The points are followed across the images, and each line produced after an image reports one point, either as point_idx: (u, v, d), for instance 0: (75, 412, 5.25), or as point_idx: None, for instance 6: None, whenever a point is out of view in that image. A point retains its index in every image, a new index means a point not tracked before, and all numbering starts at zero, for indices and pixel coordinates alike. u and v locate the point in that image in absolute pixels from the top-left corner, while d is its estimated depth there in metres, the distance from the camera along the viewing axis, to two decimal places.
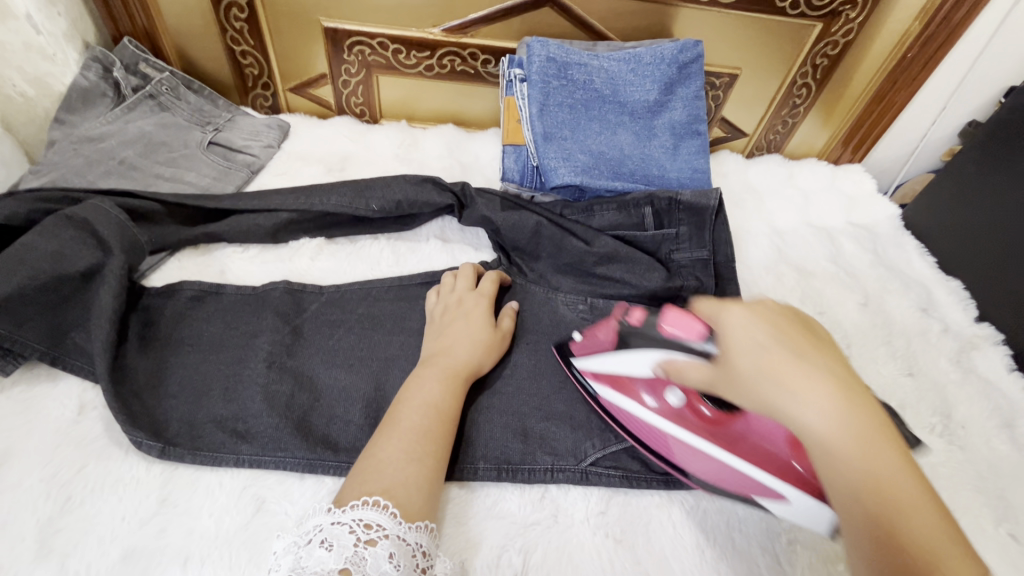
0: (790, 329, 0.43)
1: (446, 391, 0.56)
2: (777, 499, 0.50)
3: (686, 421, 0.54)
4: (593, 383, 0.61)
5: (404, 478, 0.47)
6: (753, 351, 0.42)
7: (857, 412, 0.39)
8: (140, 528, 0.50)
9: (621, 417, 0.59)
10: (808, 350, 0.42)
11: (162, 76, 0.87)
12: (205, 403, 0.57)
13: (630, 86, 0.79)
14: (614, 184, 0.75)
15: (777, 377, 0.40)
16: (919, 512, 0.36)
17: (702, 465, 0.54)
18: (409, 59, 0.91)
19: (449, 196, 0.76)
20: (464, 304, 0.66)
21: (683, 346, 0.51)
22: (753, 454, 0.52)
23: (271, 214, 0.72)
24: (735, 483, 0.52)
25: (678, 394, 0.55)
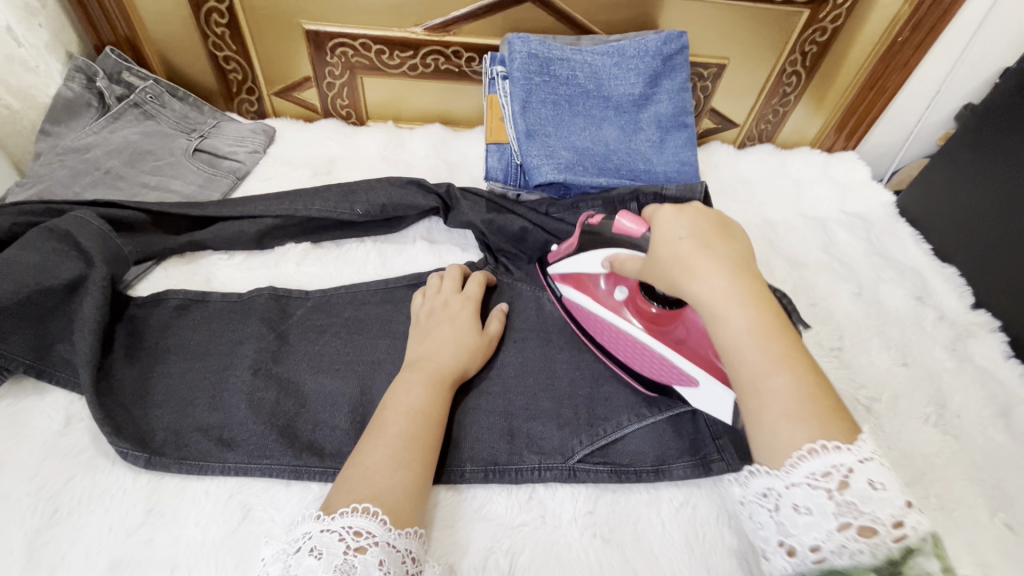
0: (707, 225, 0.49)
1: (431, 396, 0.55)
2: (690, 385, 0.56)
3: (629, 314, 0.61)
4: (561, 286, 0.68)
5: (392, 485, 0.47)
6: (672, 239, 0.48)
7: (751, 293, 0.44)
8: (127, 539, 0.50)
9: (580, 314, 0.67)
10: (715, 236, 0.48)
11: (146, 85, 0.87)
12: (191, 412, 0.58)
13: (614, 80, 0.78)
14: (599, 180, 0.74)
15: (687, 264, 0.46)
16: (788, 373, 0.42)
17: (640, 355, 0.61)
18: (393, 60, 0.90)
19: (433, 198, 0.76)
20: (451, 307, 0.65)
21: (626, 244, 0.56)
22: (683, 350, 0.57)
23: (256, 221, 0.72)
24: (663, 371, 0.59)
25: (624, 290, 0.61)
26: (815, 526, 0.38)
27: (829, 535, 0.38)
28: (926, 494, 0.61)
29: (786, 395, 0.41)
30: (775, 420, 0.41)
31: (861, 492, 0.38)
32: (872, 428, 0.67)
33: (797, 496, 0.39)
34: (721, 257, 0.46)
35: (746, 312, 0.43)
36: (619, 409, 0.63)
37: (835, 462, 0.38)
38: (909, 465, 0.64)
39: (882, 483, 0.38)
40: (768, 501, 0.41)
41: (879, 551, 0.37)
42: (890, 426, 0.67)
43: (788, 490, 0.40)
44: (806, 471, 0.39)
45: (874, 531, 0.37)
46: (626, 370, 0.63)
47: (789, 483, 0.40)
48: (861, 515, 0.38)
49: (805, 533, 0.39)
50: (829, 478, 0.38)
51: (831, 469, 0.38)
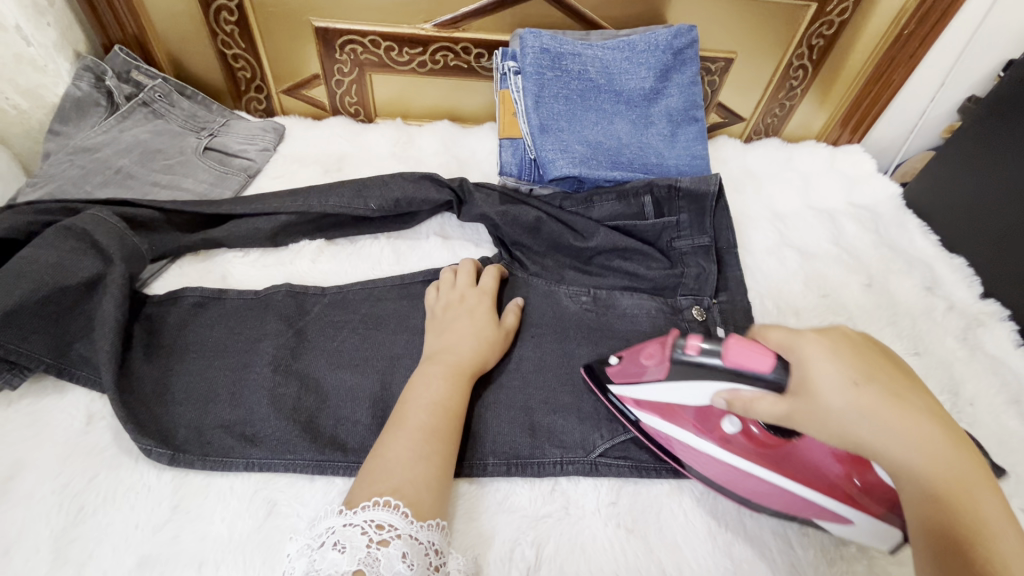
0: (876, 363, 0.43)
1: (449, 386, 0.56)
2: (841, 523, 0.50)
3: (740, 449, 0.52)
4: (634, 410, 0.58)
5: (414, 478, 0.47)
6: (841, 382, 0.41)
7: (947, 448, 0.39)
8: (154, 535, 0.50)
9: (668, 444, 0.57)
10: (899, 383, 0.42)
11: (154, 83, 0.87)
12: (213, 409, 0.58)
13: (625, 74, 0.79)
14: (613, 174, 0.74)
15: (873, 417, 0.40)
16: (1008, 559, 0.35)
17: (758, 490, 0.53)
18: (401, 56, 0.90)
19: (447, 192, 0.76)
20: (466, 301, 0.66)
21: (751, 380, 0.47)
22: (809, 478, 0.50)
23: (270, 218, 0.72)
24: (792, 506, 0.51)
25: (730, 420, 0.53)
26: None
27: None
28: None
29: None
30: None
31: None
32: None
33: None
34: (909, 403, 0.41)
35: (932, 461, 0.39)
36: None
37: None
38: None
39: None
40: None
41: None
42: None
43: None
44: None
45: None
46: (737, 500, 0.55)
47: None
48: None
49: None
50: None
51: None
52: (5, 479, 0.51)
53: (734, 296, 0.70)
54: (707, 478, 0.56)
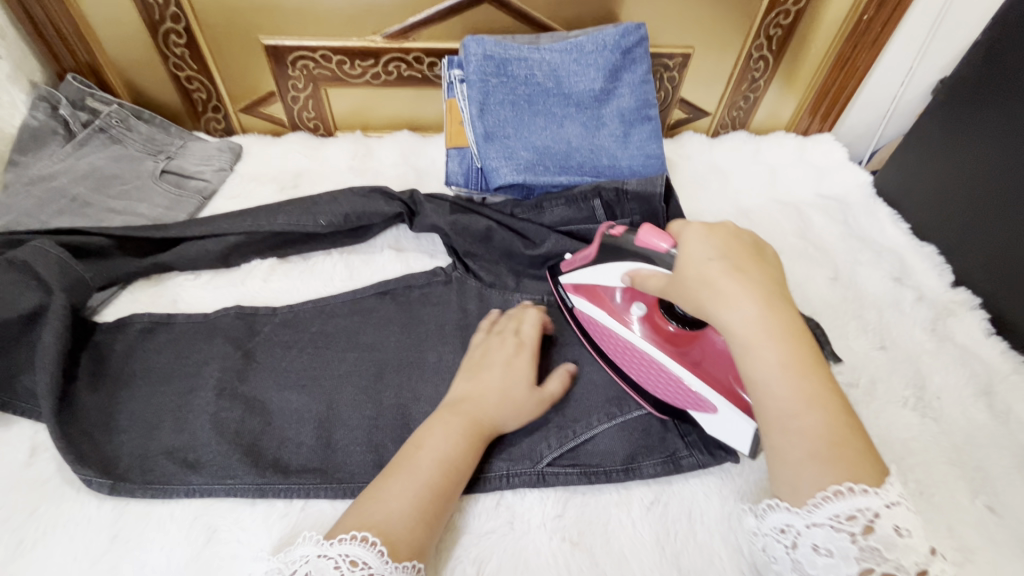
0: (732, 246, 0.50)
1: (467, 447, 0.53)
2: (707, 410, 0.55)
3: (646, 334, 0.59)
4: (572, 297, 0.66)
5: (407, 532, 0.46)
6: (702, 262, 0.49)
7: (782, 325, 0.46)
8: (92, 567, 0.50)
9: (591, 324, 0.65)
10: (747, 260, 0.49)
11: (110, 109, 0.88)
12: (156, 435, 0.58)
13: (573, 76, 0.78)
14: (560, 179, 0.73)
15: (717, 291, 0.48)
16: (821, 412, 0.44)
17: (654, 378, 0.60)
18: (354, 69, 0.90)
19: (397, 204, 0.76)
20: (508, 349, 0.62)
21: (651, 258, 0.55)
22: (699, 372, 0.56)
23: (219, 239, 0.72)
24: (678, 396, 0.58)
25: (643, 307, 0.60)
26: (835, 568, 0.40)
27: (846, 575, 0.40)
28: (904, 479, 0.60)
29: (810, 437, 0.43)
30: (801, 458, 0.43)
31: (885, 538, 0.39)
32: None
33: (817, 536, 0.41)
34: (752, 281, 0.48)
35: (773, 338, 0.45)
36: (588, 410, 0.62)
37: (859, 507, 0.40)
38: (887, 450, 0.63)
39: (907, 530, 0.40)
40: (786, 538, 0.43)
41: None
42: (868, 412, 0.66)
43: (807, 529, 0.42)
44: (829, 514, 0.41)
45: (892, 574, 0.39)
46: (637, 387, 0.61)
47: (809, 523, 0.42)
48: (882, 562, 0.39)
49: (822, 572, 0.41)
50: (852, 522, 0.40)
51: (855, 513, 0.40)
52: None
53: None
54: (627, 377, 0.62)
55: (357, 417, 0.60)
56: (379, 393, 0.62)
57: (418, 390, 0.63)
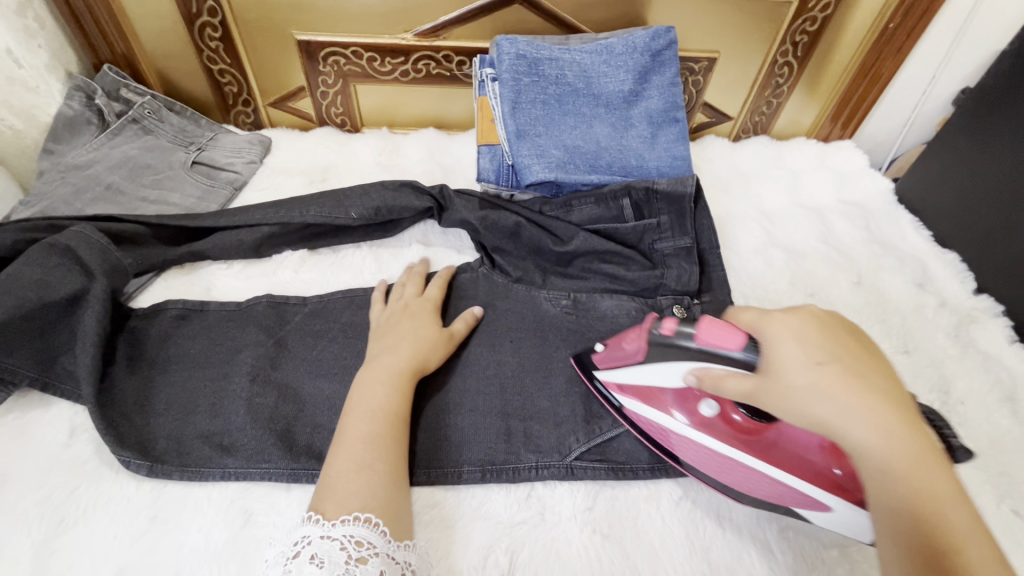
0: (834, 340, 0.42)
1: (392, 389, 0.56)
2: (820, 509, 0.50)
3: (719, 432, 0.54)
4: (618, 396, 0.60)
5: (370, 493, 0.47)
6: (808, 366, 0.41)
7: (914, 439, 0.38)
8: (131, 546, 0.51)
9: (647, 427, 0.59)
10: (860, 361, 0.42)
11: (144, 100, 0.89)
12: (192, 419, 0.59)
13: (604, 78, 0.79)
14: (590, 178, 0.74)
15: (840, 400, 0.40)
16: (981, 541, 0.35)
17: (738, 476, 0.54)
18: (384, 66, 0.91)
19: (427, 199, 0.76)
20: (410, 306, 0.67)
21: (721, 357, 0.48)
22: (794, 466, 0.51)
23: (252, 229, 0.73)
24: (774, 493, 0.52)
25: (709, 404, 0.55)
26: None
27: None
28: None
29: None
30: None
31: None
32: None
33: None
34: (870, 385, 0.40)
35: (909, 454, 0.38)
36: None
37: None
38: None
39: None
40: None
41: None
42: None
43: None
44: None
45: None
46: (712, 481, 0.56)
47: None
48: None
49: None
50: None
51: None
52: None
53: (717, 297, 0.72)
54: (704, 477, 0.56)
55: None
56: None
57: (447, 382, 0.64)
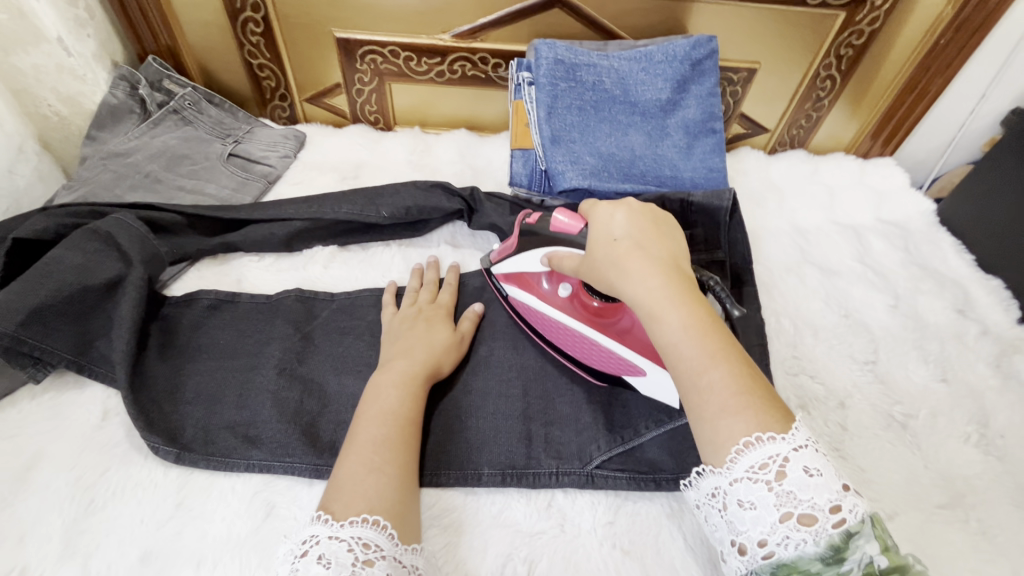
0: (636, 227, 0.52)
1: (403, 394, 0.55)
2: (638, 374, 0.58)
3: (571, 310, 0.63)
4: (504, 285, 0.68)
5: (377, 494, 0.46)
6: (608, 244, 0.51)
7: (682, 292, 0.46)
8: (157, 531, 0.52)
9: (525, 312, 0.66)
10: (651, 238, 0.51)
11: (185, 92, 0.91)
12: (219, 409, 0.60)
13: (641, 85, 0.78)
14: (624, 187, 0.73)
15: (623, 268, 0.49)
16: (725, 364, 0.43)
17: (586, 350, 0.62)
18: (420, 66, 0.91)
19: (458, 200, 0.77)
20: (425, 311, 0.67)
21: (566, 241, 0.58)
22: (630, 342, 0.59)
23: (285, 224, 0.74)
24: (609, 362, 0.60)
25: (567, 287, 0.63)
26: (760, 520, 0.39)
27: (773, 528, 0.39)
28: (966, 517, 0.58)
29: (719, 391, 0.42)
30: (716, 415, 0.42)
31: (798, 481, 0.39)
32: (907, 445, 0.64)
33: (740, 493, 0.40)
34: (651, 252, 0.50)
35: (676, 299, 0.46)
36: (637, 417, 0.61)
37: (770, 454, 0.39)
38: (949, 486, 0.61)
39: (817, 470, 0.39)
40: (717, 502, 0.42)
41: (817, 539, 0.38)
42: (928, 445, 0.64)
43: (732, 486, 0.41)
44: (746, 466, 0.40)
45: (814, 518, 0.38)
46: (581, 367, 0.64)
47: (731, 480, 0.41)
48: (800, 504, 0.38)
49: (751, 528, 0.40)
50: (767, 470, 0.40)
51: (767, 460, 0.39)
52: (25, 469, 0.54)
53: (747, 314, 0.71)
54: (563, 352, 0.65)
55: None
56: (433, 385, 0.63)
57: (468, 383, 0.64)
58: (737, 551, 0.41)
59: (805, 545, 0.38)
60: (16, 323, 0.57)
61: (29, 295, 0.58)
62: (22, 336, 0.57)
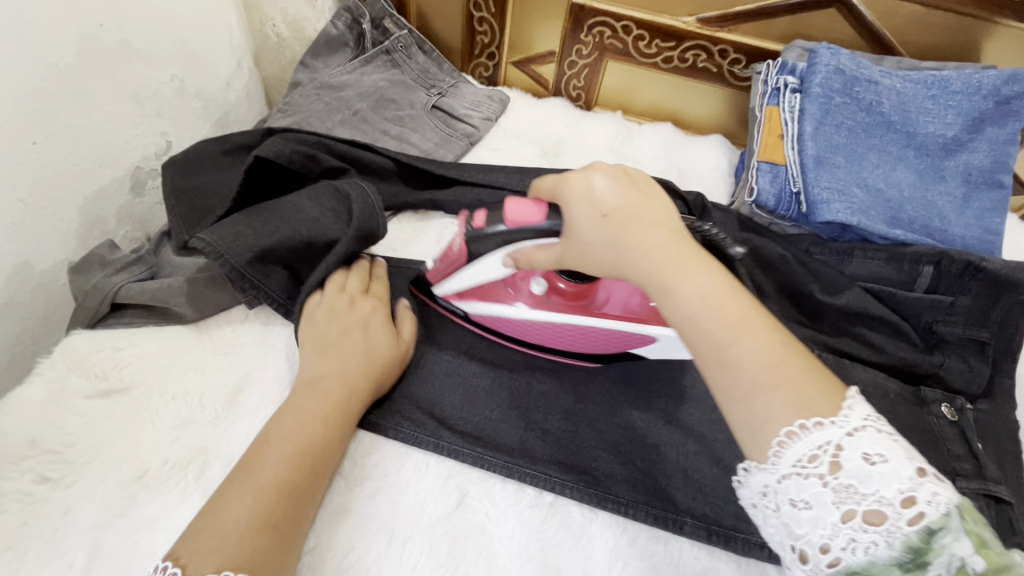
0: (624, 187, 0.44)
1: (325, 431, 0.48)
2: (646, 341, 0.56)
3: (553, 306, 0.57)
4: (460, 304, 0.61)
5: (250, 548, 0.40)
6: (591, 216, 0.43)
7: (691, 256, 0.40)
8: (356, 489, 0.50)
9: (494, 323, 0.60)
10: (641, 199, 0.44)
11: (400, 34, 0.88)
12: (405, 377, 0.58)
13: (925, 116, 0.66)
14: (893, 233, 0.62)
15: (628, 245, 0.41)
16: (752, 334, 0.37)
17: (581, 338, 0.58)
18: (649, 48, 0.83)
19: (682, 204, 0.68)
20: (356, 310, 0.57)
21: (529, 234, 0.48)
22: (616, 310, 0.56)
23: (493, 191, 0.70)
24: (608, 343, 0.57)
25: (539, 282, 0.57)
26: (819, 522, 0.32)
27: (835, 530, 0.32)
28: None
29: (756, 367, 0.36)
30: (749, 394, 0.35)
31: (859, 472, 0.32)
32: None
33: (790, 490, 0.33)
34: (647, 217, 0.42)
35: (687, 269, 0.39)
36: None
37: (820, 444, 0.33)
38: None
39: (881, 457, 0.32)
40: (767, 504, 0.35)
41: (896, 543, 0.30)
42: None
43: (780, 484, 0.34)
44: (792, 459, 0.33)
45: (883, 516, 0.31)
46: (563, 351, 0.60)
47: (779, 476, 0.34)
48: (864, 500, 0.31)
49: (811, 532, 0.32)
50: (817, 463, 0.33)
51: (817, 451, 0.33)
52: (235, 391, 0.54)
53: None
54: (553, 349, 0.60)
55: (608, 423, 0.57)
56: (630, 403, 0.58)
57: (669, 412, 0.58)
58: (798, 558, 0.34)
59: (877, 549, 0.31)
60: (250, 258, 0.57)
61: (265, 234, 0.59)
62: (246, 274, 0.56)
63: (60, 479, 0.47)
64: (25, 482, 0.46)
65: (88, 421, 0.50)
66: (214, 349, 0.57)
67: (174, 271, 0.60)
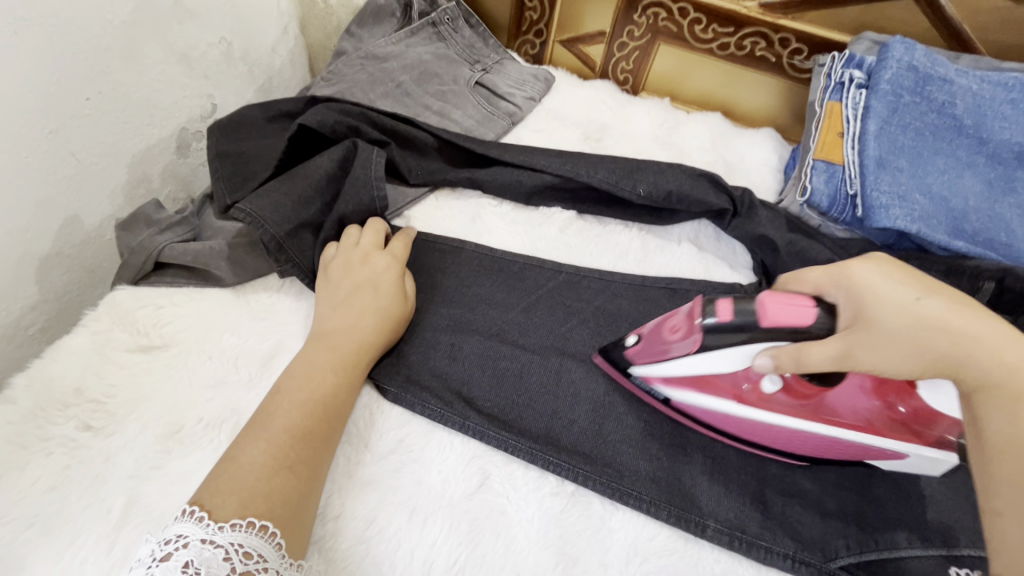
0: (933, 283, 0.40)
1: (337, 382, 0.50)
2: (896, 457, 0.49)
3: (784, 406, 0.49)
4: (662, 389, 0.53)
5: (266, 489, 0.41)
6: (912, 309, 0.38)
7: None
8: (381, 461, 0.51)
9: (700, 415, 0.53)
10: (950, 294, 0.40)
11: (448, 5, 0.87)
12: (435, 354, 0.58)
13: (1002, 121, 0.62)
14: (954, 244, 0.59)
15: (975, 342, 0.36)
16: None
17: (811, 444, 0.51)
18: (705, 32, 0.80)
19: (725, 199, 0.66)
20: (370, 265, 0.58)
21: (803, 336, 0.42)
22: (854, 419, 0.49)
23: (535, 174, 0.69)
24: (835, 449, 0.50)
25: (773, 381, 0.48)
26: None
27: None
28: None
29: None
30: None
31: None
32: None
33: None
34: (979, 316, 0.38)
35: None
36: (898, 522, 0.51)
37: None
38: None
39: None
40: None
41: None
42: None
43: None
44: None
45: None
46: (761, 448, 0.53)
47: None
48: None
49: None
50: None
51: None
52: (269, 356, 0.55)
53: None
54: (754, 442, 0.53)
55: (635, 420, 0.56)
56: None
57: None
58: None
59: None
60: (286, 231, 0.59)
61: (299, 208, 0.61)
62: (283, 244, 0.59)
63: (103, 428, 0.49)
64: (71, 429, 0.48)
65: (130, 374, 0.52)
66: (250, 314, 0.58)
67: (216, 234, 0.62)
